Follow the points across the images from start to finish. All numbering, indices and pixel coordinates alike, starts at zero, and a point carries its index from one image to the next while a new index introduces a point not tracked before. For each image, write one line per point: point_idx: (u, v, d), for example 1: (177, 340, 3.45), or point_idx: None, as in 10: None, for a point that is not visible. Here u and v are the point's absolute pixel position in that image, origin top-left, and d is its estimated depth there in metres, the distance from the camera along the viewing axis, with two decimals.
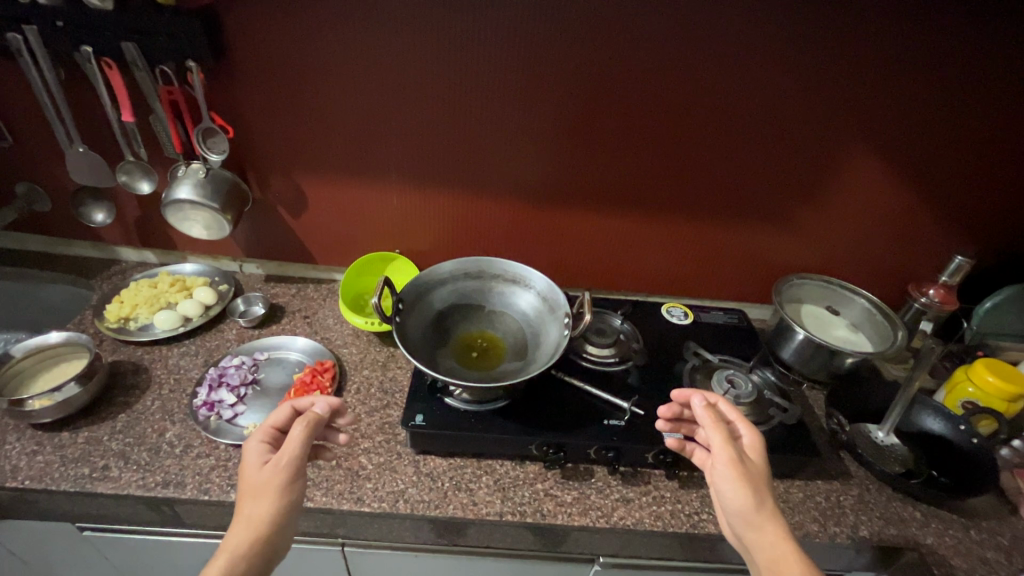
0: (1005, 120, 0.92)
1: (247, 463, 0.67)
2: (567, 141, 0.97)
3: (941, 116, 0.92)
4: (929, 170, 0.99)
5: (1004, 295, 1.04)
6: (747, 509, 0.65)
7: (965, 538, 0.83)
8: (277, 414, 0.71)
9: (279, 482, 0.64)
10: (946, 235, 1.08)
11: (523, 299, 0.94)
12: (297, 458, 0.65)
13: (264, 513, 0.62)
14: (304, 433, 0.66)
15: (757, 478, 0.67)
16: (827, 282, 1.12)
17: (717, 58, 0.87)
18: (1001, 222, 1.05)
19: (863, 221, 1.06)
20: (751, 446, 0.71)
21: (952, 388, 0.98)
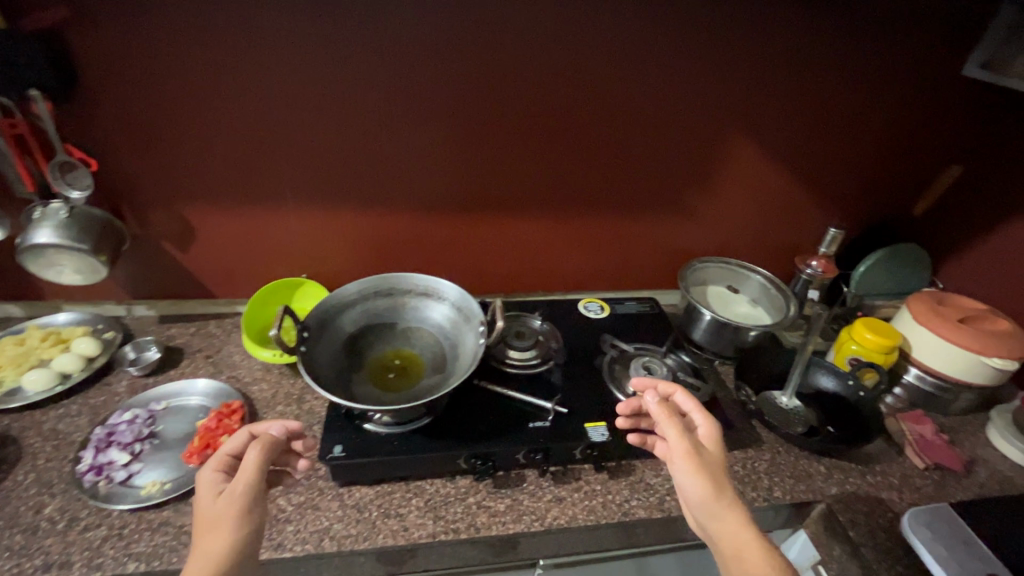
0: (852, 103, 1.03)
1: (199, 496, 0.60)
2: (466, 149, 0.97)
3: (803, 103, 1.01)
4: (801, 154, 1.08)
5: (874, 259, 1.16)
6: (705, 498, 0.66)
7: (863, 483, 0.91)
8: (230, 441, 0.65)
9: (238, 508, 0.58)
10: (822, 210, 1.18)
11: (438, 312, 0.93)
12: (256, 482, 0.60)
13: (222, 545, 0.56)
14: (261, 456, 0.62)
15: (714, 467, 0.69)
16: (726, 263, 1.19)
17: (601, 60, 0.91)
18: (864, 196, 1.17)
19: (750, 203, 1.14)
20: (709, 437, 0.73)
21: (840, 347, 1.08)
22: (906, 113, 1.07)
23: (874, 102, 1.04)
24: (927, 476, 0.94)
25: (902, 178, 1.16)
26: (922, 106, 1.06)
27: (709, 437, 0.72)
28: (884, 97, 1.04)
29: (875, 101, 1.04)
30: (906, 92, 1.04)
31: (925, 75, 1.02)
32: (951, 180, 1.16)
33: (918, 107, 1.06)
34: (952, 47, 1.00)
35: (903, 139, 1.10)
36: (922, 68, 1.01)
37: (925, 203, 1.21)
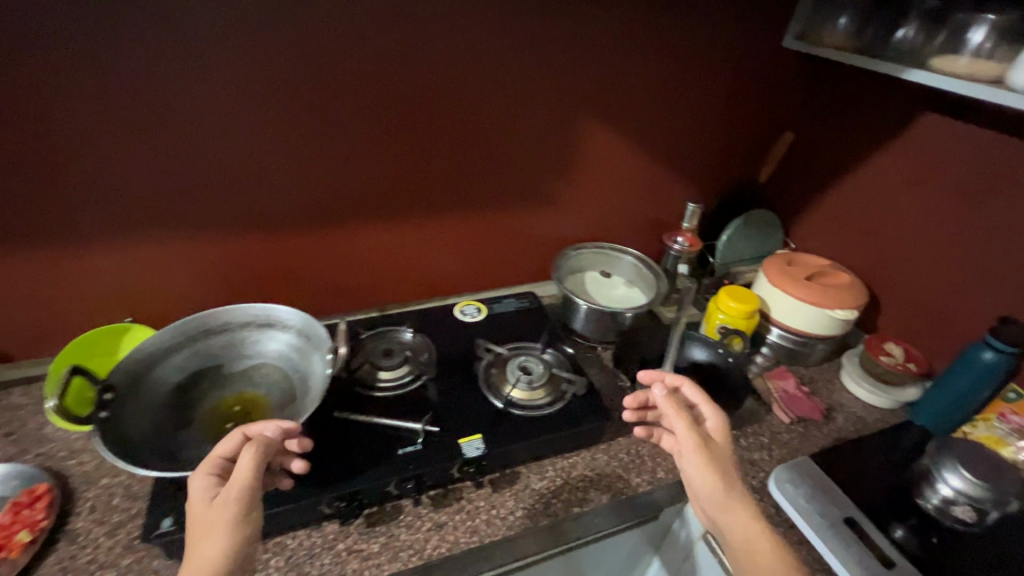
0: (690, 80, 1.06)
1: (192, 500, 0.59)
2: (296, 157, 0.87)
3: (643, 83, 1.02)
4: (650, 134, 1.10)
5: (733, 228, 1.21)
6: (713, 491, 0.67)
7: (738, 447, 0.94)
8: (224, 443, 0.63)
9: (228, 517, 0.56)
10: (681, 185, 1.21)
11: (281, 341, 0.83)
12: (250, 488, 0.58)
13: (214, 554, 0.54)
14: (254, 462, 0.59)
15: (723, 459, 0.69)
16: (598, 247, 1.19)
17: (430, 51, 0.84)
18: (715, 168, 1.22)
19: (612, 186, 1.14)
20: (717, 428, 0.73)
21: (710, 317, 1.12)
22: (738, 86, 1.11)
23: (708, 77, 1.07)
24: (792, 429, 0.99)
25: (745, 148, 1.22)
26: (751, 79, 1.11)
27: (718, 429, 0.73)
28: (719, 72, 1.07)
29: (708, 77, 1.07)
30: (736, 66, 1.08)
31: (748, 49, 1.07)
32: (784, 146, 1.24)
33: (747, 80, 1.11)
34: (770, 20, 1.05)
35: (740, 112, 1.15)
36: (744, 42, 1.06)
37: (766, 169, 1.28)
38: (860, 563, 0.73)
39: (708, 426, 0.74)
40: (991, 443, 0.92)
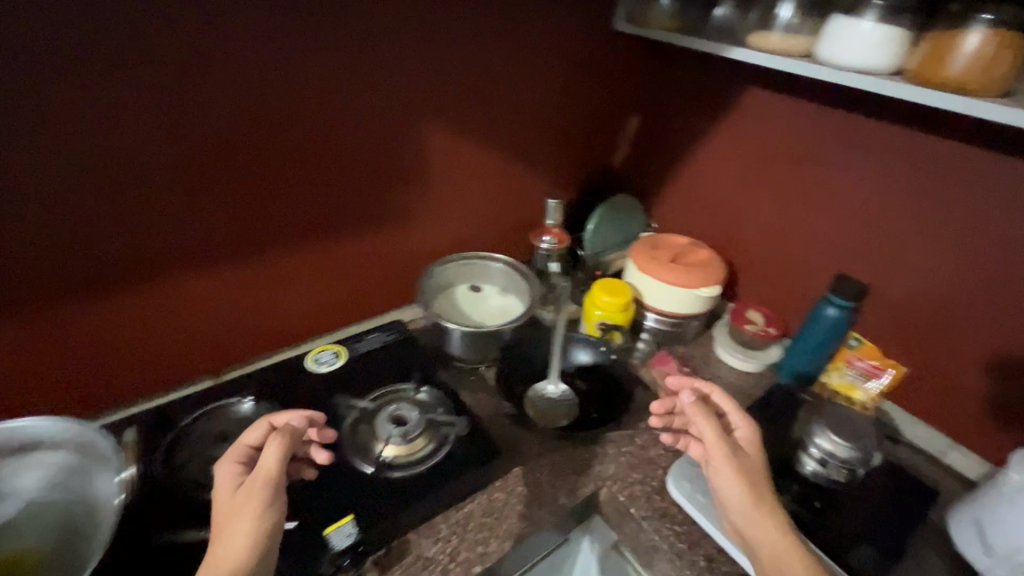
0: (527, 70, 0.99)
1: (219, 489, 0.64)
2: (37, 210, 0.67)
3: (480, 78, 0.93)
4: (498, 131, 1.02)
5: (598, 218, 1.18)
6: (740, 497, 0.68)
7: (634, 449, 0.91)
8: (250, 433, 0.68)
9: (257, 500, 0.60)
10: (540, 182, 1.15)
11: (37, 473, 0.70)
12: (274, 474, 0.62)
13: (240, 538, 0.58)
14: (281, 450, 0.63)
15: (754, 471, 0.70)
16: (464, 258, 1.09)
17: (200, 61, 0.70)
18: (571, 160, 1.17)
19: (465, 192, 1.05)
20: (749, 439, 0.74)
21: (588, 315, 1.08)
22: (579, 73, 1.06)
23: (547, 67, 1.01)
24: None
25: (597, 137, 1.19)
26: (591, 66, 1.07)
27: (750, 439, 0.74)
28: (557, 60, 1.02)
29: (547, 66, 1.01)
30: (572, 52, 1.03)
31: (582, 35, 1.02)
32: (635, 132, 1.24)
33: (587, 67, 1.07)
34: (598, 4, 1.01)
35: (586, 100, 1.11)
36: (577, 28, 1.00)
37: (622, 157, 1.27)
38: None
39: (739, 436, 0.74)
40: (845, 389, 0.99)
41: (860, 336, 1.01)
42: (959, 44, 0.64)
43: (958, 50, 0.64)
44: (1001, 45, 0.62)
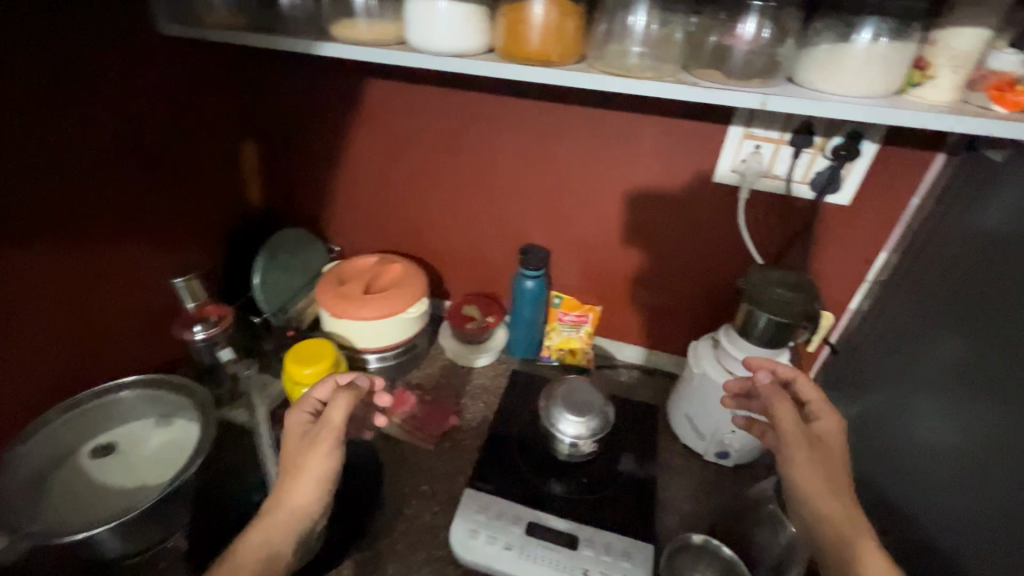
0: (58, 121, 0.63)
1: (291, 432, 0.68)
2: None
3: (62, 114, 0.63)
4: (54, 218, 0.65)
5: (264, 266, 0.95)
6: (809, 485, 0.63)
7: (406, 523, 0.78)
8: (319, 387, 0.73)
9: (323, 450, 0.65)
10: (157, 256, 0.82)
11: None
12: (339, 430, 0.66)
13: (305, 488, 0.63)
14: (347, 404, 0.68)
15: (835, 463, 0.64)
16: (74, 412, 0.72)
17: None
18: (196, 214, 0.88)
19: (27, 322, 0.65)
20: (831, 429, 0.67)
21: (295, 397, 0.87)
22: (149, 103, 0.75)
23: (90, 105, 0.66)
24: (441, 450, 0.90)
25: (220, 174, 0.92)
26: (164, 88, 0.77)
27: (833, 431, 0.67)
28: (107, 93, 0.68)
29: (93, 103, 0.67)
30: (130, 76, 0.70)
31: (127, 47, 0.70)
32: (256, 156, 1.01)
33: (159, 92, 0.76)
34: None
35: (181, 135, 0.82)
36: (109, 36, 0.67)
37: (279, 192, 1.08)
38: (556, 563, 0.71)
39: (821, 426, 0.68)
40: (569, 344, 1.07)
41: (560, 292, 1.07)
42: (527, 17, 0.63)
43: (529, 24, 0.63)
44: (561, 12, 0.63)
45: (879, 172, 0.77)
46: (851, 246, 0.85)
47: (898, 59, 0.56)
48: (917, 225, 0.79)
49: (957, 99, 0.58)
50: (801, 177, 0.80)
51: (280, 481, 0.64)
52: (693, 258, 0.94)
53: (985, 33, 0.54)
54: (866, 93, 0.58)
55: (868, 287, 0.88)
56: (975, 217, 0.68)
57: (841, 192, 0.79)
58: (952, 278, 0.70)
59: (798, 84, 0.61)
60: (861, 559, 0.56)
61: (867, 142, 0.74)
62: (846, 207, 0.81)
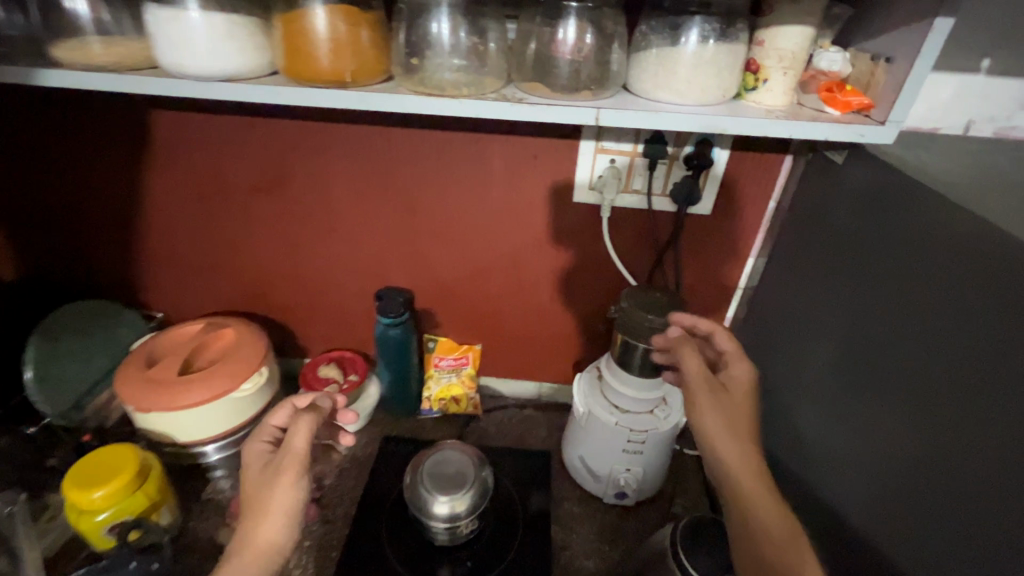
0: None
1: (250, 464, 0.60)
2: None
3: None
4: None
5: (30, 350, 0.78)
6: (717, 433, 0.61)
7: None
8: (275, 412, 0.65)
9: (286, 479, 0.56)
10: None
11: None
12: (304, 456, 0.58)
13: (274, 523, 0.54)
14: (311, 427, 0.59)
15: (741, 414, 0.63)
16: None
17: None
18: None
19: None
20: (741, 378, 0.66)
21: (83, 529, 0.66)
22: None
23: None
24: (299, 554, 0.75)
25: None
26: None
27: (742, 378, 0.66)
28: None
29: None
30: None
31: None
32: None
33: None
34: None
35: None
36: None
37: (61, 254, 0.89)
38: None
39: (729, 376, 0.67)
40: (452, 391, 0.95)
41: (433, 334, 0.95)
42: (307, 28, 0.50)
43: (309, 36, 0.50)
44: (350, 20, 0.51)
45: (735, 179, 0.74)
46: (718, 255, 0.81)
47: (730, 61, 0.51)
48: (777, 228, 0.76)
49: (792, 102, 0.54)
50: (660, 190, 0.74)
51: (241, 519, 0.55)
52: (567, 283, 0.86)
53: (809, 32, 0.50)
54: (702, 101, 0.52)
55: (741, 294, 0.85)
56: (828, 220, 0.66)
57: (701, 202, 0.75)
58: (818, 285, 0.68)
59: (634, 93, 0.55)
60: (758, 497, 0.56)
61: (717, 150, 0.70)
62: (708, 216, 0.77)
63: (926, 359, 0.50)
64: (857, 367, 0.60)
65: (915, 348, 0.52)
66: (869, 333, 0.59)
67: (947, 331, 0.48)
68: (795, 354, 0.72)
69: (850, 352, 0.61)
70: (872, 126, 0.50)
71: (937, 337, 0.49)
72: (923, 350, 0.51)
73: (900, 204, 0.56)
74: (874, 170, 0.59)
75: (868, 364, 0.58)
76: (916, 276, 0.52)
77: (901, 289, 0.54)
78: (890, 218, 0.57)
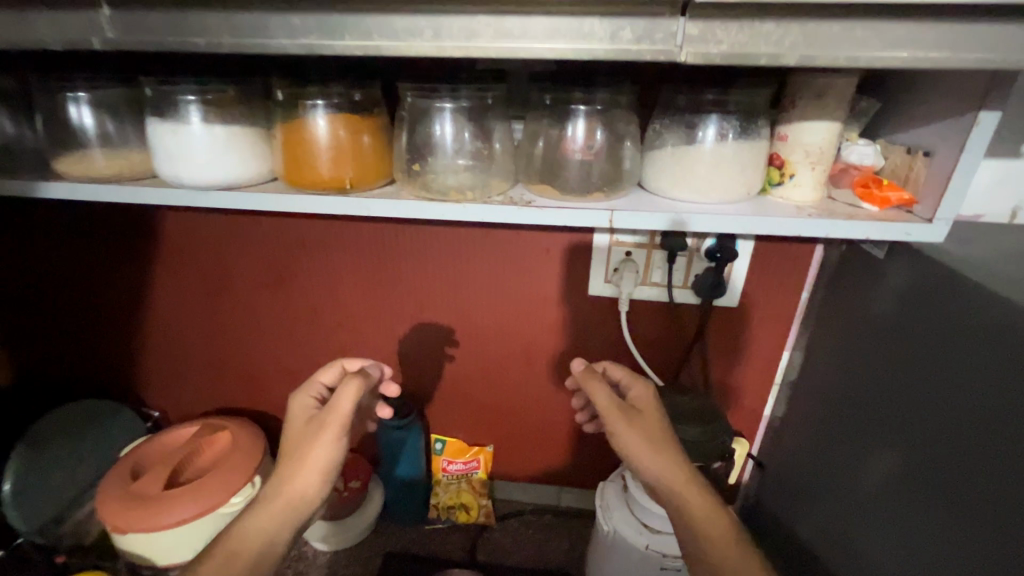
0: None
1: (294, 417, 0.60)
2: None
3: None
4: None
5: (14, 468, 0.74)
6: (635, 431, 0.55)
7: None
8: (325, 370, 0.64)
9: (326, 442, 0.56)
10: None
11: None
12: (348, 418, 0.56)
13: (308, 477, 0.55)
14: (360, 391, 0.56)
15: (656, 426, 0.55)
16: None
17: None
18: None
19: None
20: (645, 398, 0.58)
21: None
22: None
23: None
24: None
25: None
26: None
27: (644, 397, 0.58)
28: None
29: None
30: None
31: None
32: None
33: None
34: None
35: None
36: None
37: (71, 354, 0.86)
38: None
39: (636, 398, 0.58)
40: (460, 500, 0.86)
41: (441, 434, 0.88)
42: (306, 138, 0.49)
43: (308, 145, 0.49)
44: (351, 127, 0.49)
45: (760, 269, 0.69)
46: (750, 350, 0.75)
47: (751, 158, 0.48)
48: (812, 322, 0.70)
49: (824, 197, 0.50)
50: (681, 282, 0.70)
51: (281, 464, 0.57)
52: None
53: (836, 126, 0.47)
54: (725, 198, 0.48)
55: (778, 389, 0.77)
56: (864, 313, 0.60)
57: (727, 294, 0.70)
58: (860, 387, 0.60)
59: (650, 191, 0.52)
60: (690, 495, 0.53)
61: (741, 241, 0.66)
62: (736, 308, 0.72)
63: (1002, 500, 0.41)
64: (919, 492, 0.50)
65: (986, 482, 0.42)
66: (923, 453, 0.50)
67: (1016, 468, 0.40)
68: (840, 465, 0.63)
69: (907, 471, 0.52)
70: (919, 224, 0.45)
71: (1008, 472, 0.40)
72: (991, 484, 0.42)
73: (943, 302, 0.49)
74: (909, 264, 0.53)
75: (931, 493, 0.48)
76: (971, 390, 0.44)
77: (954, 404, 0.46)
78: (929, 320, 0.50)
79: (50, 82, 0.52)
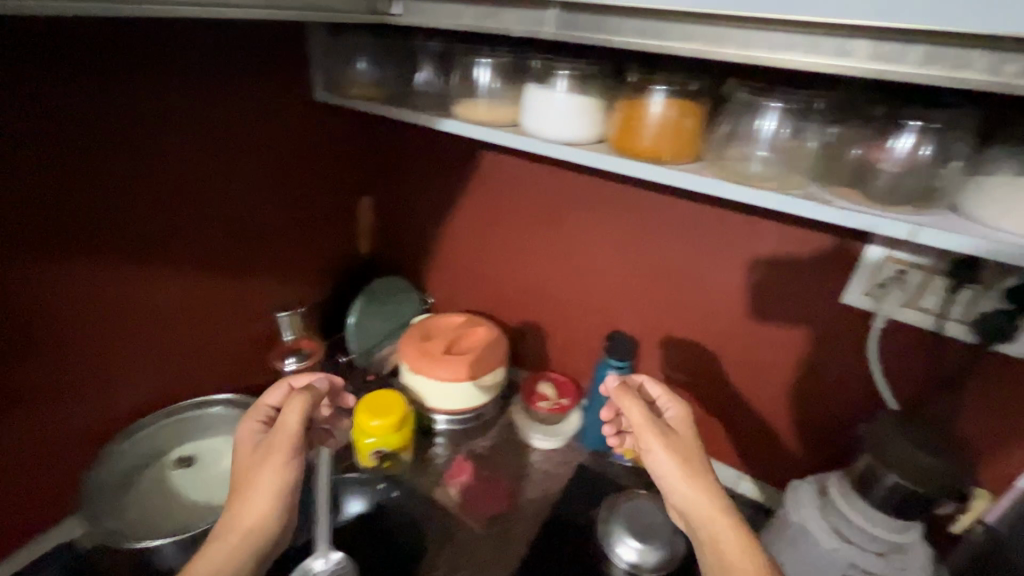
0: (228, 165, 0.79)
1: (241, 443, 0.68)
2: None
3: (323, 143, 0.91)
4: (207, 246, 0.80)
5: (359, 308, 1.03)
6: (673, 443, 0.67)
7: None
8: (272, 394, 0.71)
9: (276, 458, 0.63)
10: (289, 286, 0.96)
11: None
12: (291, 435, 0.64)
13: (261, 499, 0.62)
14: (302, 405, 0.66)
15: (689, 447, 0.68)
16: (170, 414, 0.82)
17: None
18: (248, 274, 0.88)
19: (184, 325, 0.82)
20: (680, 419, 0.72)
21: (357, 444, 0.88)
22: (204, 184, 0.77)
23: (138, 181, 0.69)
24: (486, 531, 0.84)
25: (288, 238, 0.92)
26: (231, 157, 0.78)
27: (681, 417, 0.72)
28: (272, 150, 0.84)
29: (93, 196, 0.65)
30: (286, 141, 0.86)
31: (198, 118, 0.73)
32: (371, 211, 1.08)
33: (221, 163, 0.78)
34: (284, 91, 0.82)
35: (282, 193, 0.88)
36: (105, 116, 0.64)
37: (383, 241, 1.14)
38: None
39: (672, 417, 0.72)
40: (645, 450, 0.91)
41: (647, 388, 0.95)
42: (642, 115, 0.61)
43: (642, 120, 0.61)
44: (680, 112, 0.60)
45: None
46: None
47: None
48: None
49: None
50: (959, 316, 0.66)
51: (231, 504, 0.62)
52: (805, 385, 0.81)
53: None
54: None
55: None
56: None
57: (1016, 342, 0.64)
58: None
59: (963, 215, 0.51)
60: (714, 514, 0.62)
61: None
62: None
63: None
64: None
65: None
66: None
67: None
68: None
69: None
70: None
71: None
72: None
73: None
74: None
75: None
76: None
77: None
78: None
79: (468, 53, 0.73)
